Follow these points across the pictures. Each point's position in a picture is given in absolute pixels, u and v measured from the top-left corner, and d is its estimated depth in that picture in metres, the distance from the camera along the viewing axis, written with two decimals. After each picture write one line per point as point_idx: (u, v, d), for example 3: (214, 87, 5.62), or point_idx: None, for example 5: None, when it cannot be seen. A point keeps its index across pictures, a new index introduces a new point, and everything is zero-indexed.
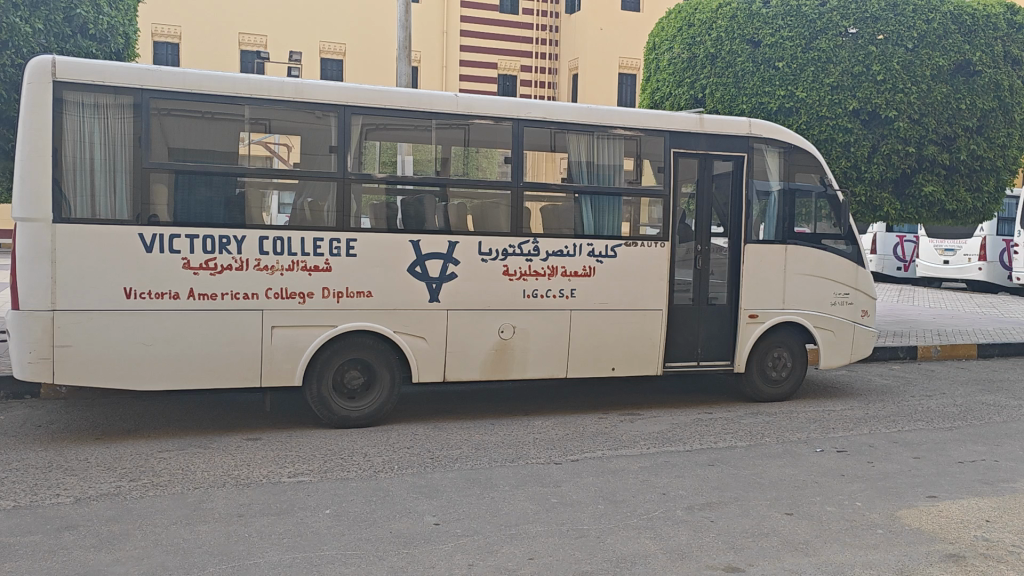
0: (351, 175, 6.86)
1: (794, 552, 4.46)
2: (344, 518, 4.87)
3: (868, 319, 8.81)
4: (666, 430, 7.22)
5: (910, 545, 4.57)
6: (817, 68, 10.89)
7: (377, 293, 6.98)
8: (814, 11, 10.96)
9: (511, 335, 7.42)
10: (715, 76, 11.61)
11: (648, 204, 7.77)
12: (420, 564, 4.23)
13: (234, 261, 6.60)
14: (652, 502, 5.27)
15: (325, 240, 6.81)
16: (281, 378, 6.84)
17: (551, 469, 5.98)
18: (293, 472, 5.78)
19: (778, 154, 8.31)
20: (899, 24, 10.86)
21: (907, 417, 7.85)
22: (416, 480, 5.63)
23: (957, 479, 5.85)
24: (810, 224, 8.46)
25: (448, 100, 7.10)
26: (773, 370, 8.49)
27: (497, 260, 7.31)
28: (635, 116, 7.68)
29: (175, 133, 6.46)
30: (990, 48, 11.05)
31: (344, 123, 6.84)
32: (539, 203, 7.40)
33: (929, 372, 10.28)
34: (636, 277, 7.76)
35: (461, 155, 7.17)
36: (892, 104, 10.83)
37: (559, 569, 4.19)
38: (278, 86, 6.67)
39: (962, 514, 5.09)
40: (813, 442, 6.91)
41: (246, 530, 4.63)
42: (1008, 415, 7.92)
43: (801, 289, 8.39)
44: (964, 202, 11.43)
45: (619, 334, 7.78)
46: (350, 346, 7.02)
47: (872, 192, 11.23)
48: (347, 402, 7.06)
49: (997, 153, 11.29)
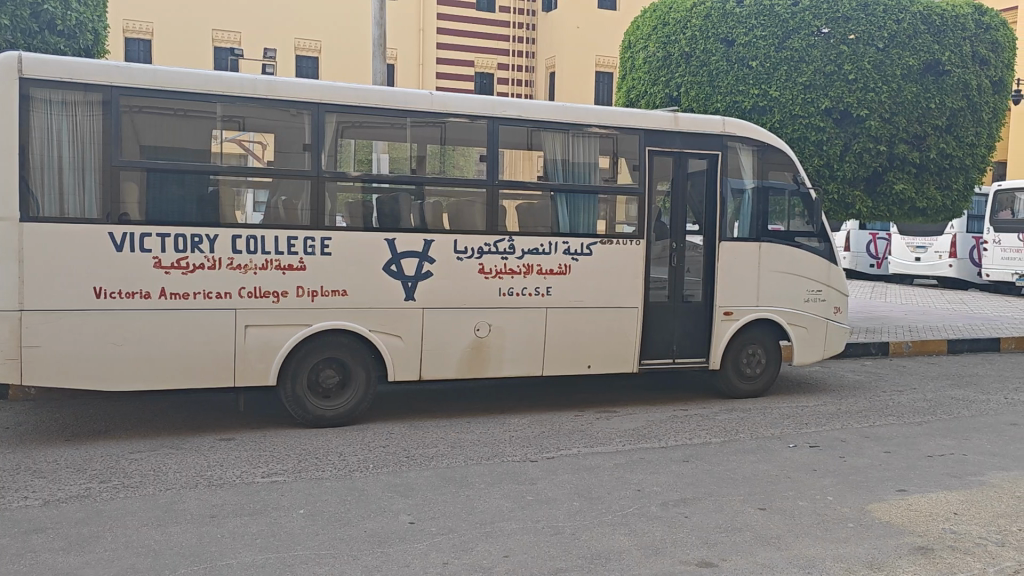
0: (325, 174, 6.84)
1: (766, 547, 4.50)
2: (318, 518, 4.85)
3: (841, 316, 8.90)
4: (642, 427, 7.25)
5: (880, 538, 4.64)
6: (790, 68, 10.99)
7: (352, 292, 6.95)
8: (787, 11, 11.02)
9: (487, 333, 7.42)
10: (691, 75, 11.67)
11: (624, 202, 7.80)
12: (395, 562, 4.23)
13: (206, 260, 6.55)
14: (628, 499, 5.29)
15: (299, 240, 6.78)
16: (255, 378, 6.80)
17: (526, 466, 5.99)
18: (266, 472, 5.74)
19: (751, 152, 8.36)
20: (870, 24, 10.95)
21: (878, 412, 7.94)
22: (391, 480, 5.61)
23: (926, 472, 5.94)
24: (784, 222, 8.51)
25: (424, 97, 7.09)
26: (747, 366, 8.55)
27: (473, 258, 7.30)
28: (610, 115, 7.71)
29: (147, 130, 6.39)
30: (959, 48, 11.20)
31: (319, 121, 6.80)
32: (515, 202, 7.41)
33: (901, 368, 10.41)
34: (611, 275, 7.79)
35: (438, 153, 7.17)
36: (864, 103, 10.94)
37: (534, 567, 4.20)
38: (251, 84, 6.62)
39: (931, 507, 5.16)
40: (786, 438, 6.96)
41: (219, 531, 4.60)
42: (977, 410, 8.04)
43: (775, 286, 8.46)
44: (934, 200, 11.54)
45: (594, 332, 7.80)
46: (324, 346, 7.00)
47: (844, 189, 11.36)
48: (322, 401, 7.03)
49: (965, 152, 11.46)
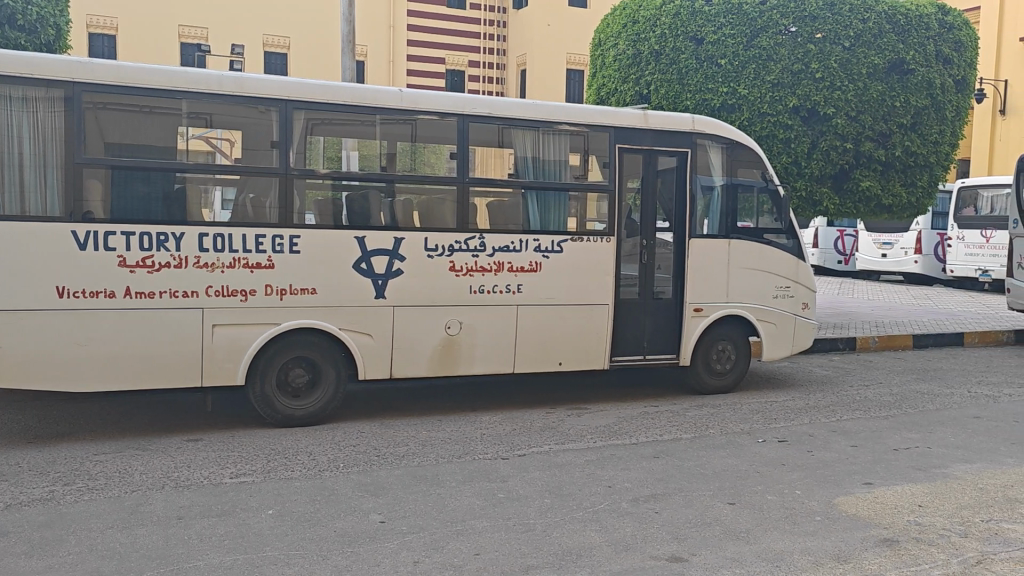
0: (293, 171, 6.78)
1: (735, 541, 4.54)
2: (287, 518, 4.81)
3: (809, 312, 8.99)
4: (613, 424, 7.28)
5: (847, 531, 4.69)
6: (758, 65, 11.06)
7: (322, 291, 6.90)
8: (754, 9, 11.11)
9: (458, 331, 7.40)
10: (661, 72, 11.61)
11: (595, 199, 7.82)
12: (365, 562, 4.20)
13: (172, 258, 6.47)
14: (598, 496, 5.31)
15: (267, 238, 6.71)
16: (223, 378, 6.73)
17: (497, 464, 5.99)
18: (234, 473, 5.68)
19: (721, 149, 8.41)
20: (836, 23, 11.08)
21: (846, 407, 8.04)
22: (361, 479, 5.58)
23: (892, 465, 6.02)
24: (752, 218, 8.57)
25: (393, 94, 7.05)
26: (717, 363, 8.61)
27: (443, 256, 7.28)
28: (579, 112, 7.73)
29: (111, 127, 6.30)
30: (922, 48, 11.35)
31: (287, 117, 6.75)
32: (485, 199, 7.40)
33: (868, 363, 10.55)
34: (582, 271, 7.81)
35: (408, 150, 7.14)
36: (830, 101, 11.08)
37: (505, 564, 4.20)
38: (217, 80, 6.56)
39: (897, 500, 5.23)
40: (756, 433, 7.02)
41: (186, 533, 4.55)
42: (942, 404, 8.17)
43: (744, 283, 8.52)
44: (900, 197, 11.71)
45: (564, 329, 7.81)
46: (293, 345, 6.94)
47: (812, 187, 11.49)
48: (290, 400, 6.98)
49: (929, 150, 11.63)
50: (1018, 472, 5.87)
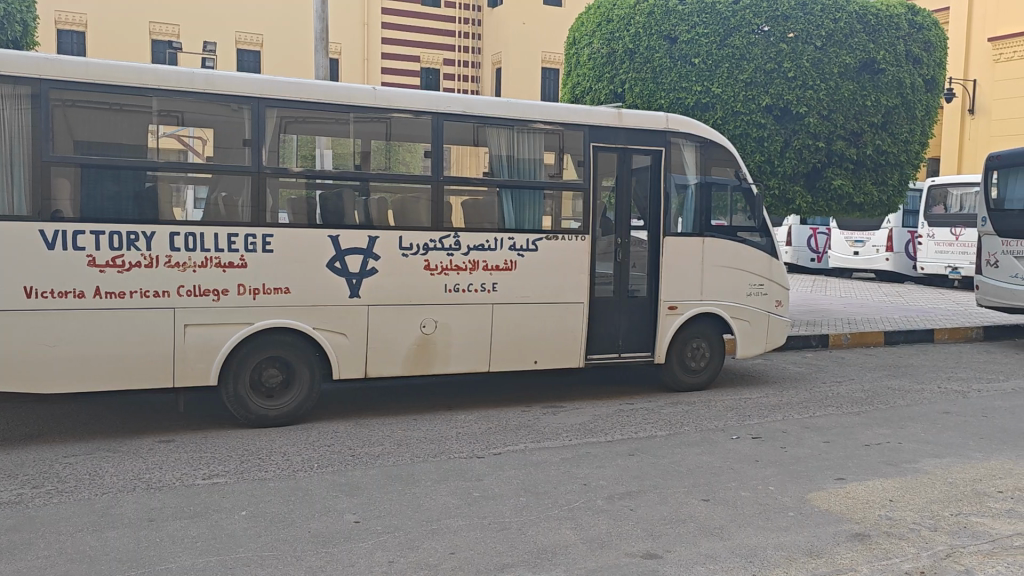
0: (266, 170, 6.73)
1: (709, 537, 4.57)
2: (261, 519, 4.78)
3: (782, 310, 9.06)
4: (588, 421, 7.30)
5: (820, 526, 4.74)
6: (732, 65, 11.12)
7: (296, 290, 6.86)
8: (727, 9, 11.15)
9: (433, 330, 7.39)
10: (634, 72, 11.63)
11: (570, 197, 7.84)
12: (340, 562, 4.18)
13: (143, 257, 6.40)
14: (574, 494, 5.32)
15: (240, 236, 6.66)
16: (195, 378, 6.66)
17: (473, 463, 5.99)
18: (207, 474, 5.63)
19: (694, 148, 8.46)
20: (809, 23, 11.17)
21: (818, 403, 8.12)
22: (336, 479, 5.55)
23: (863, 461, 6.10)
24: (726, 217, 8.63)
25: (366, 92, 7.03)
26: (691, 360, 8.67)
27: (418, 255, 7.26)
28: (554, 110, 7.74)
29: (80, 124, 6.21)
30: (893, 48, 11.48)
31: (259, 115, 6.70)
32: (460, 197, 7.39)
33: (840, 360, 10.67)
34: (556, 269, 7.81)
35: (383, 148, 7.12)
36: (803, 100, 11.19)
37: (480, 563, 4.19)
38: (188, 77, 6.49)
39: (868, 495, 5.29)
40: (730, 430, 7.07)
41: (158, 535, 4.50)
42: (913, 400, 8.27)
43: (718, 281, 8.57)
44: (871, 195, 11.87)
45: (540, 327, 7.81)
46: (266, 345, 6.89)
47: (784, 185, 11.63)
48: (264, 400, 6.93)
49: (900, 148, 11.77)
50: (986, 466, 5.95)
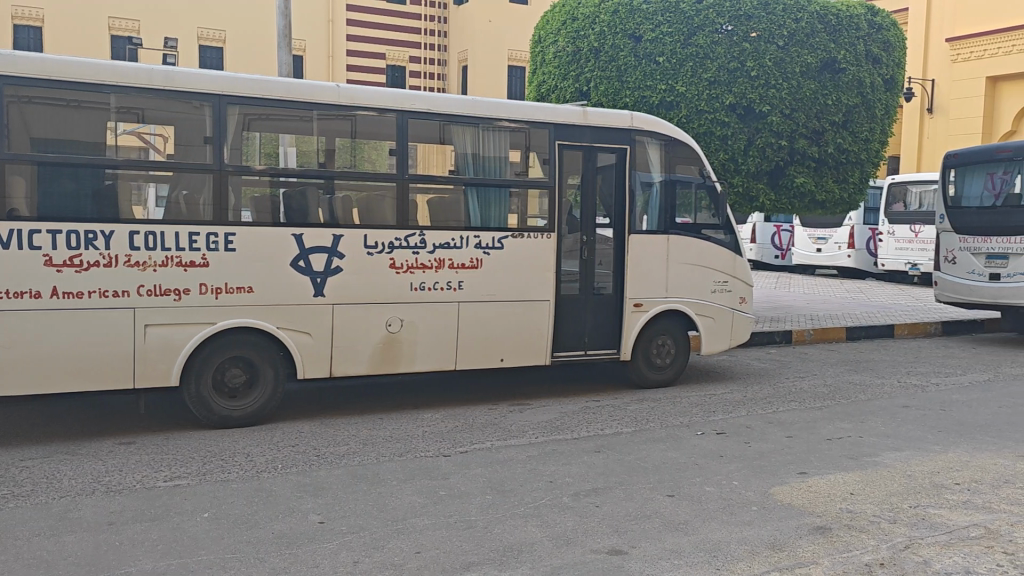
0: (228, 168, 6.66)
1: (673, 532, 4.61)
2: (223, 521, 4.72)
3: (746, 307, 9.15)
4: (555, 419, 7.32)
5: (783, 520, 4.79)
6: (695, 64, 11.20)
7: (259, 289, 6.79)
8: (691, 8, 11.21)
9: (399, 328, 7.36)
10: (599, 70, 11.66)
11: (535, 196, 7.85)
12: (304, 563, 4.15)
13: (102, 257, 6.30)
14: (540, 491, 5.33)
15: (201, 235, 6.58)
16: (156, 379, 6.57)
17: (439, 462, 5.98)
18: (169, 476, 5.56)
19: (659, 146, 8.51)
20: (771, 22, 11.29)
21: (781, 398, 8.22)
22: (300, 479, 5.51)
23: (825, 455, 6.18)
24: (691, 214, 8.69)
25: (330, 89, 6.97)
26: (657, 357, 8.72)
27: (383, 253, 7.22)
28: (519, 108, 7.74)
29: (36, 122, 6.09)
30: (853, 48, 11.64)
31: (220, 113, 6.62)
32: (426, 195, 7.36)
33: (803, 355, 10.81)
34: (522, 267, 7.82)
35: (348, 147, 7.07)
36: (765, 99, 11.31)
37: (446, 562, 4.19)
38: (147, 74, 6.38)
39: (829, 489, 5.37)
40: (695, 426, 7.13)
41: (118, 538, 4.43)
42: (873, 394, 8.41)
43: (683, 278, 8.64)
44: (833, 192, 12.05)
45: (506, 325, 7.81)
46: (229, 345, 6.81)
47: (748, 183, 11.75)
48: (227, 401, 6.85)
49: (861, 146, 11.95)
50: (944, 458, 6.07)
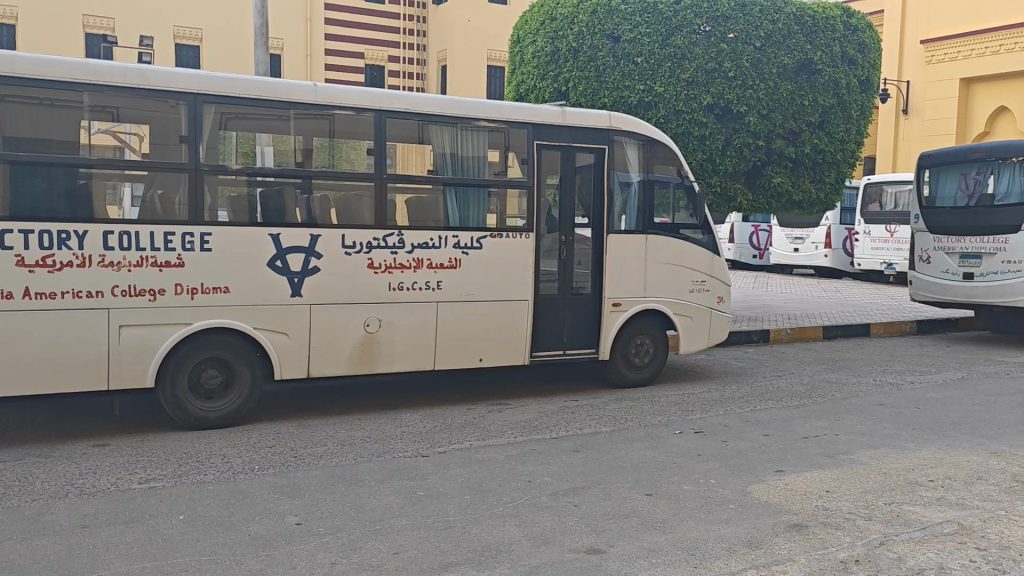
0: (203, 167, 6.61)
1: (651, 531, 4.62)
2: (199, 523, 4.68)
3: (724, 306, 9.19)
4: (534, 419, 7.33)
5: (760, 518, 4.82)
6: (673, 64, 11.25)
7: (236, 290, 6.74)
8: (669, 9, 11.26)
9: (377, 329, 7.33)
10: (578, 70, 11.67)
11: (514, 196, 7.85)
12: (281, 565, 4.13)
13: (75, 257, 6.22)
14: (519, 491, 5.33)
15: (177, 235, 6.53)
16: (131, 380, 6.50)
17: (418, 462, 5.96)
18: (144, 478, 5.50)
19: (637, 147, 8.54)
20: (748, 23, 11.35)
21: (759, 397, 8.27)
22: (277, 481, 5.48)
23: (802, 453, 6.23)
24: (669, 214, 8.72)
25: (307, 88, 6.94)
26: (635, 356, 8.75)
27: (362, 253, 7.19)
28: (497, 108, 7.74)
29: (8, 120, 6.01)
30: (829, 49, 11.74)
31: (196, 112, 6.56)
32: (404, 195, 7.34)
33: (780, 354, 10.89)
34: (501, 267, 7.81)
35: (326, 146, 7.04)
36: (742, 99, 11.38)
37: (423, 563, 4.17)
38: (121, 72, 6.32)
39: (806, 486, 5.41)
40: (673, 425, 7.16)
41: (91, 541, 4.39)
42: (849, 392, 8.48)
43: (661, 278, 8.67)
44: (809, 192, 12.15)
45: (484, 324, 7.80)
46: (205, 346, 6.76)
47: (726, 183, 11.81)
48: (203, 402, 6.79)
49: (837, 147, 12.05)
50: (919, 456, 6.13)
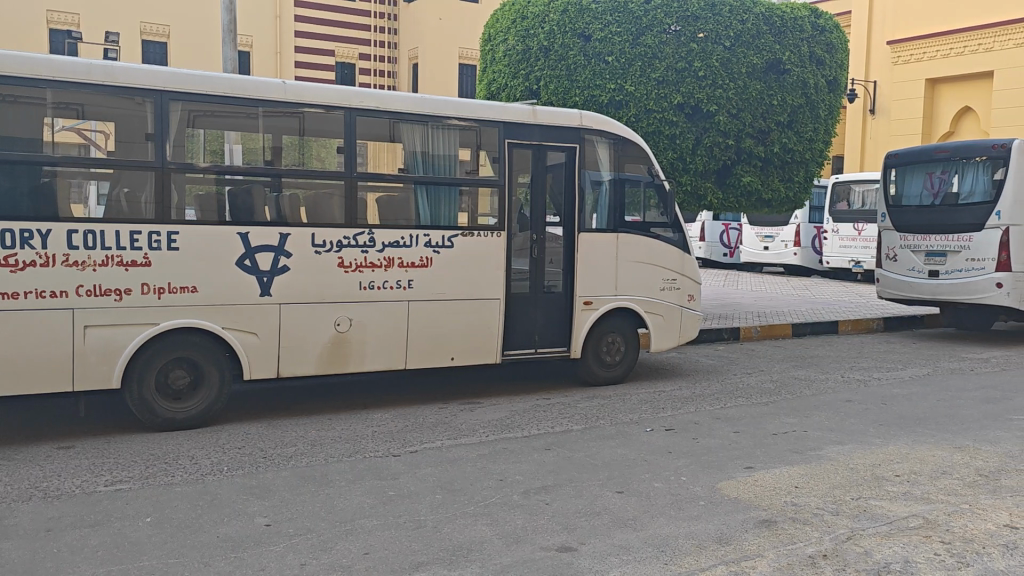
0: (170, 165, 6.53)
1: (623, 528, 4.64)
2: (166, 526, 4.63)
3: (694, 304, 9.25)
4: (505, 417, 7.32)
5: (730, 514, 4.86)
6: (644, 63, 11.29)
7: (204, 289, 6.67)
8: (639, 8, 11.30)
9: (348, 328, 7.28)
10: (549, 68, 11.65)
11: (485, 195, 7.84)
12: (250, 567, 4.09)
13: (38, 256, 6.12)
14: (490, 490, 5.32)
15: (143, 234, 6.44)
16: (97, 381, 6.41)
17: (389, 461, 5.94)
18: (110, 480, 5.43)
19: (608, 145, 8.56)
20: (717, 23, 11.43)
21: (729, 394, 8.34)
22: (246, 482, 5.43)
23: (771, 449, 6.29)
24: (640, 213, 8.76)
25: (276, 86, 6.88)
26: (607, 355, 8.77)
27: (332, 252, 7.15)
28: (467, 107, 7.72)
29: None
30: (798, 49, 11.86)
31: (162, 109, 6.48)
32: (375, 193, 7.31)
33: (750, 352, 10.99)
34: (472, 266, 7.80)
35: (296, 144, 6.98)
36: (712, 99, 11.47)
37: (395, 562, 4.16)
38: (85, 69, 6.22)
39: (774, 482, 5.46)
40: (644, 422, 7.19)
41: (55, 545, 4.32)
42: (817, 389, 8.58)
43: (632, 276, 8.70)
44: (778, 191, 12.27)
45: (456, 323, 7.78)
46: (172, 346, 6.68)
47: (696, 182, 11.90)
48: (171, 403, 6.71)
49: (805, 146, 12.18)
50: (885, 451, 6.22)
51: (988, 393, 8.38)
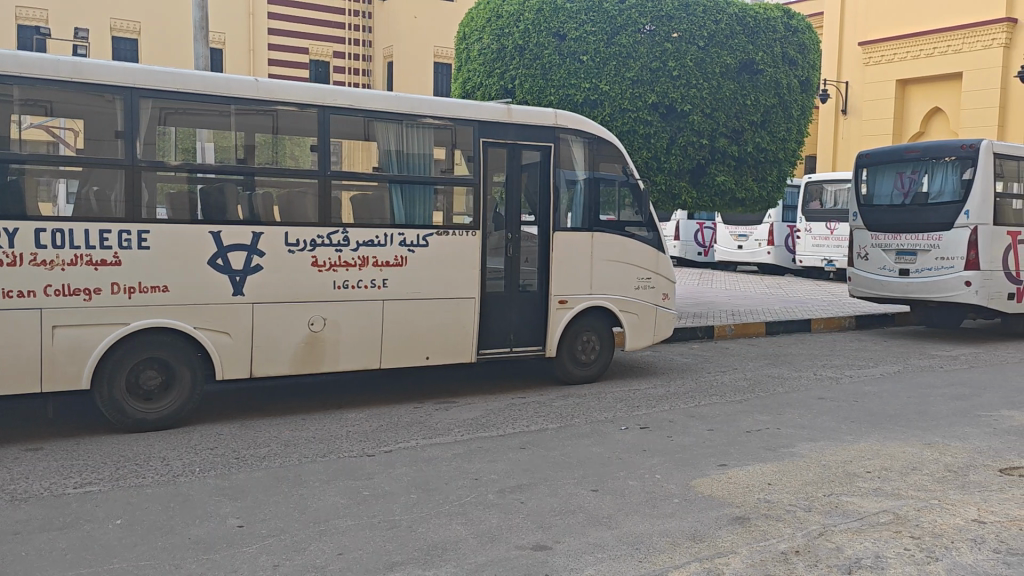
0: (141, 163, 6.45)
1: (597, 527, 4.65)
2: (136, 527, 4.57)
3: (668, 303, 9.29)
4: (480, 416, 7.31)
5: (703, 512, 4.88)
6: (619, 62, 11.33)
7: (175, 288, 6.60)
8: (614, 8, 11.32)
9: (322, 328, 7.24)
10: (524, 67, 11.61)
11: (460, 193, 7.83)
12: (222, 568, 4.05)
13: (5, 256, 6.02)
14: (465, 489, 5.31)
15: (113, 233, 6.36)
16: (66, 382, 6.32)
17: (363, 461, 5.92)
18: (80, 482, 5.35)
19: (583, 145, 8.58)
20: (691, 23, 11.49)
21: (703, 392, 8.39)
22: (219, 483, 5.38)
23: (744, 446, 6.34)
24: (614, 212, 8.78)
25: (249, 83, 6.81)
26: (582, 354, 8.79)
27: (305, 251, 7.10)
28: (442, 105, 7.70)
29: None
30: (770, 50, 11.97)
31: (133, 106, 6.40)
32: (349, 192, 7.27)
33: (724, 350, 11.07)
34: (447, 264, 7.78)
35: (269, 143, 6.92)
36: (686, 99, 11.54)
37: (368, 563, 4.13)
38: (53, 66, 6.14)
39: (748, 479, 5.50)
40: (619, 421, 7.21)
41: (22, 549, 4.25)
42: (790, 386, 8.66)
43: (607, 275, 8.72)
44: (752, 191, 12.36)
45: (430, 322, 7.75)
46: (143, 346, 6.59)
47: (671, 181, 11.96)
48: (143, 403, 6.63)
49: (778, 146, 12.29)
50: (856, 447, 6.29)
51: (958, 390, 8.49)
